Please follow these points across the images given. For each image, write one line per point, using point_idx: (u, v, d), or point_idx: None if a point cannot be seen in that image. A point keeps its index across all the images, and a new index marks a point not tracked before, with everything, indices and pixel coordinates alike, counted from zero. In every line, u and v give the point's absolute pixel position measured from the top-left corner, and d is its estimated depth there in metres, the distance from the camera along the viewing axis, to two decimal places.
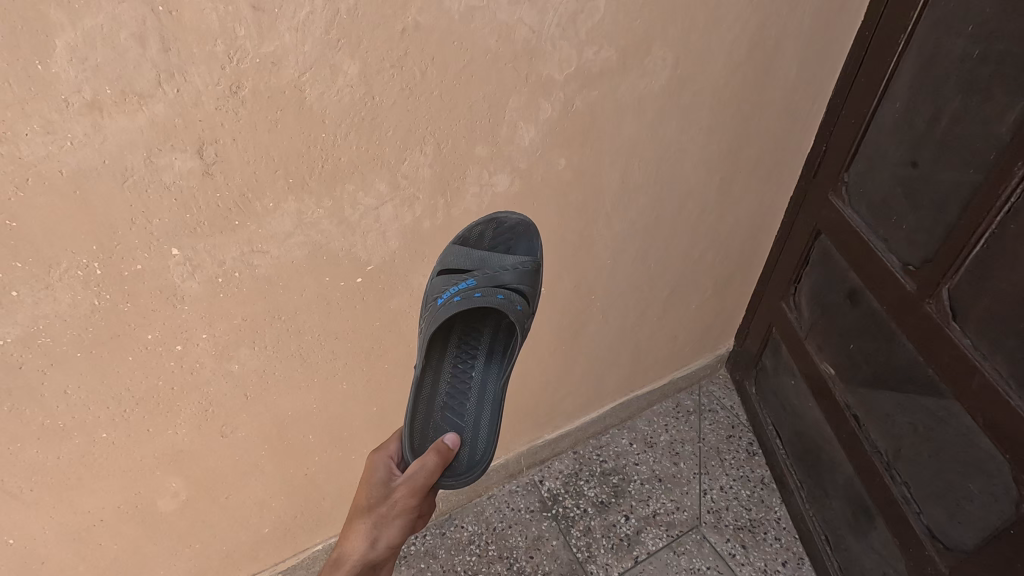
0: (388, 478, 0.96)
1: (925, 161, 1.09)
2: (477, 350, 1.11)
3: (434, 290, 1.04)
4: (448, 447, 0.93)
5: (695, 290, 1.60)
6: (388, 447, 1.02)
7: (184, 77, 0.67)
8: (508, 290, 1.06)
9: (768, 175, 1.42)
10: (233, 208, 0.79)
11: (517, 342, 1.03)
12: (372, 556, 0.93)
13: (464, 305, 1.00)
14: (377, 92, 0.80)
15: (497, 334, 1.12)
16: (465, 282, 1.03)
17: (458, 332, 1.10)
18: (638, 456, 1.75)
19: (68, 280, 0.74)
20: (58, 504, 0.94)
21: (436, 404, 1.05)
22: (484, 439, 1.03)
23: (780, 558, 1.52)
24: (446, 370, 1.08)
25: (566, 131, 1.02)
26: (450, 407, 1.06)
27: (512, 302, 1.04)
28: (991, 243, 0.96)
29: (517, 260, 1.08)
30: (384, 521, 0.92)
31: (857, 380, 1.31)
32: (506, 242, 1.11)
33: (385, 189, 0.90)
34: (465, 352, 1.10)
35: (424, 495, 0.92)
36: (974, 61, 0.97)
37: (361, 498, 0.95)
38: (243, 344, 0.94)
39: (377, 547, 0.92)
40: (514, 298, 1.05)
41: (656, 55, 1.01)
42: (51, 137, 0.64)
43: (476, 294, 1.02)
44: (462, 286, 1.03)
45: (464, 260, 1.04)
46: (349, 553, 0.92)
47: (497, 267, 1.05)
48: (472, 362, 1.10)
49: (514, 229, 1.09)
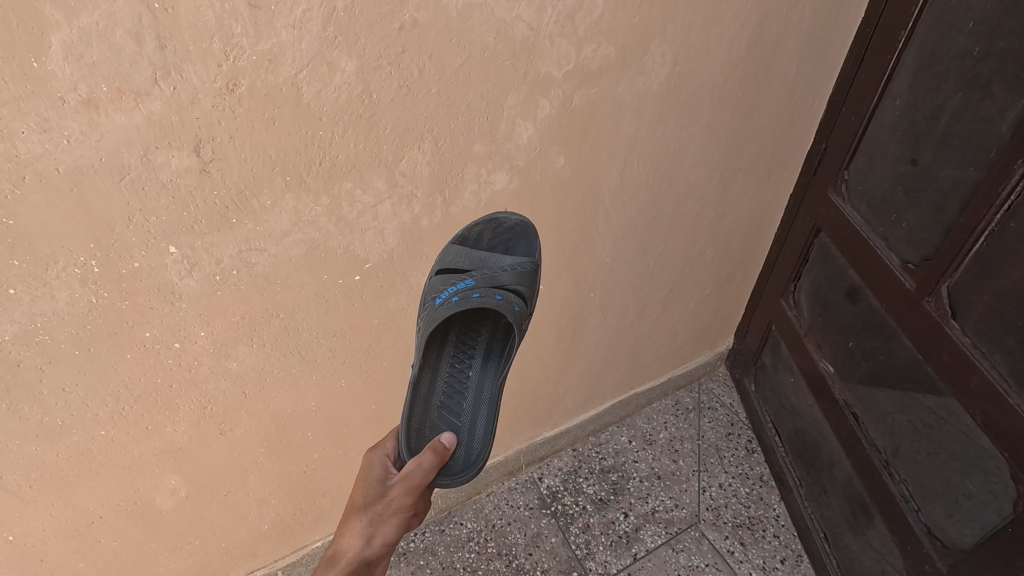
0: (384, 476, 0.95)
1: (925, 159, 1.09)
2: (474, 350, 1.12)
3: (434, 289, 1.03)
4: (444, 446, 0.92)
5: (695, 288, 1.60)
6: (386, 445, 1.02)
7: (180, 74, 0.67)
8: (506, 290, 1.06)
9: (768, 173, 1.42)
10: (230, 206, 0.79)
11: (516, 342, 1.02)
12: (368, 553, 0.92)
13: (462, 305, 1.00)
14: (374, 89, 0.80)
15: (494, 334, 1.12)
16: (464, 281, 1.03)
17: (456, 331, 1.11)
18: (637, 454, 1.75)
19: (65, 278, 0.74)
20: (57, 501, 0.94)
21: (433, 404, 1.05)
22: (480, 441, 1.02)
23: (779, 556, 1.51)
24: (443, 370, 1.08)
25: (564, 128, 1.01)
26: (447, 406, 1.06)
27: (510, 303, 1.04)
28: (991, 241, 0.96)
29: (516, 260, 1.08)
30: (379, 519, 0.91)
31: (856, 378, 1.31)
32: (505, 242, 1.11)
33: (383, 186, 0.90)
34: (462, 352, 1.11)
35: (420, 494, 0.91)
36: (974, 58, 0.97)
37: (357, 495, 0.95)
38: (242, 341, 0.94)
39: (372, 545, 0.92)
40: (512, 299, 1.04)
41: (655, 53, 1.00)
42: (48, 135, 0.64)
43: (474, 294, 1.01)
44: (460, 286, 1.02)
45: (463, 260, 1.04)
46: (344, 551, 0.92)
47: (496, 268, 1.05)
48: (470, 362, 1.10)
49: (513, 230, 1.10)
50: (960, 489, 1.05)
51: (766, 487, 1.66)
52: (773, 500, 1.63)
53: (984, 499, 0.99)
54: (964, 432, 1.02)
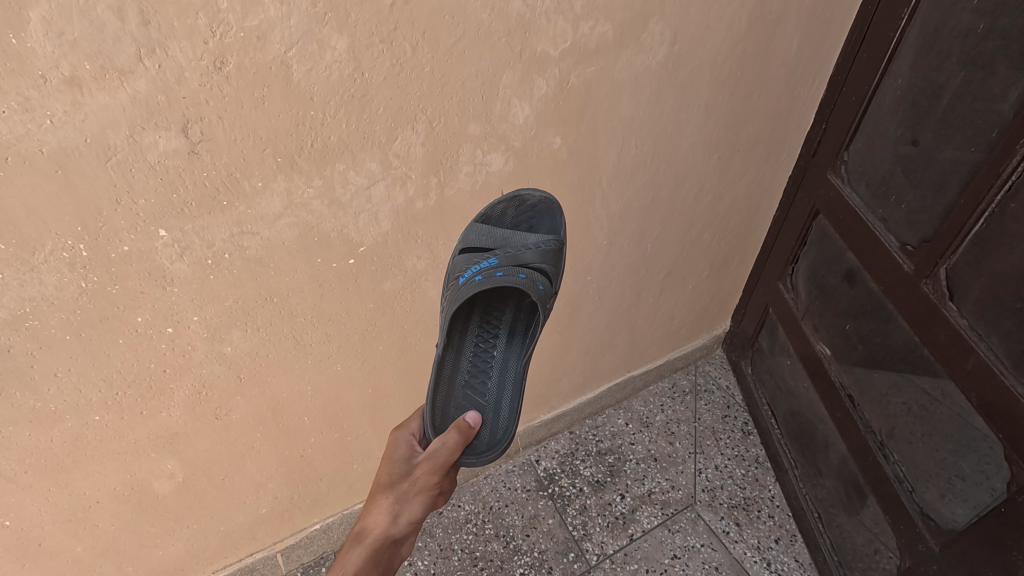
0: (409, 455, 0.96)
1: (926, 140, 1.08)
2: (498, 328, 1.11)
3: (457, 268, 1.03)
4: (468, 425, 0.93)
5: (693, 271, 1.60)
6: (411, 425, 1.03)
7: (166, 52, 0.65)
8: (530, 269, 1.03)
9: (767, 154, 1.41)
10: (221, 188, 0.78)
11: (541, 323, 1.00)
12: (395, 531, 0.92)
13: (486, 284, 0.98)
14: (366, 68, 0.78)
15: (519, 313, 1.11)
16: (487, 261, 1.01)
17: (480, 310, 1.10)
18: (633, 436, 1.76)
19: (53, 262, 0.73)
20: (53, 486, 0.94)
21: (458, 382, 1.05)
22: (506, 415, 1.03)
23: (773, 535, 1.53)
24: (467, 349, 1.08)
25: (561, 108, 1.00)
26: (471, 385, 1.06)
27: (534, 282, 1.01)
28: (991, 222, 0.95)
29: (540, 238, 1.06)
30: (405, 497, 0.92)
31: (853, 360, 1.31)
32: (529, 220, 1.10)
33: (376, 168, 0.88)
34: (486, 330, 1.10)
35: (444, 473, 0.92)
36: (978, 36, 0.95)
37: (383, 474, 0.96)
38: (236, 326, 0.93)
39: (399, 522, 0.92)
40: (536, 277, 1.02)
41: (654, 31, 0.98)
42: (30, 115, 0.63)
43: (498, 273, 0.99)
44: (483, 264, 1.01)
45: (487, 238, 1.04)
46: (372, 527, 0.92)
47: (519, 246, 1.03)
48: (494, 340, 1.10)
49: (536, 208, 1.09)
50: (953, 470, 1.05)
51: (762, 468, 1.67)
52: (768, 481, 1.64)
53: (976, 478, 1.00)
54: (957, 413, 1.03)
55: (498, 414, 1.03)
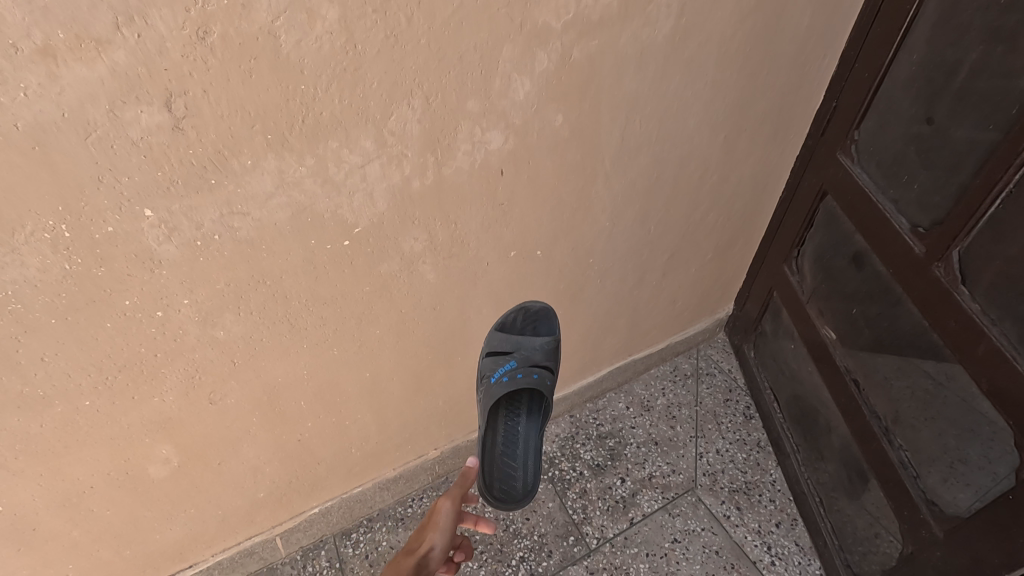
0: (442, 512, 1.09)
1: (941, 118, 1.04)
2: (520, 407, 1.27)
3: (485, 370, 1.23)
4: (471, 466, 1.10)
5: (696, 254, 1.57)
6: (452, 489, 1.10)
7: (144, 21, 0.62)
8: (540, 368, 1.23)
9: (775, 134, 1.37)
10: (208, 166, 0.75)
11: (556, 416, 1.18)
12: (433, 556, 1.03)
13: (512, 384, 1.19)
14: (358, 39, 0.74)
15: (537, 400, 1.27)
16: (509, 362, 1.22)
17: (508, 403, 1.25)
18: (634, 420, 1.75)
19: (35, 243, 0.70)
20: (46, 472, 0.93)
21: (494, 451, 1.20)
22: (534, 474, 1.19)
23: (774, 519, 1.53)
24: (499, 424, 1.23)
25: (563, 84, 0.96)
26: (508, 456, 1.21)
27: (545, 379, 1.22)
28: (1007, 204, 0.92)
29: (543, 340, 1.26)
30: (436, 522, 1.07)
31: (859, 344, 1.29)
32: (532, 325, 1.30)
33: (371, 146, 0.85)
34: (512, 409, 1.25)
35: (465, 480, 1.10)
36: (1000, 7, 0.90)
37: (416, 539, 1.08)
38: (228, 309, 0.91)
39: (433, 553, 1.03)
40: (545, 375, 1.22)
41: (660, 2, 0.94)
42: (2, 88, 0.59)
43: (517, 375, 1.20)
44: (506, 366, 1.21)
45: (505, 344, 1.24)
46: (414, 548, 1.05)
47: (529, 348, 1.24)
48: (519, 417, 1.25)
49: (537, 314, 1.29)
50: (956, 454, 1.05)
51: (763, 452, 1.67)
52: (769, 465, 1.64)
53: (978, 463, 0.99)
54: (959, 398, 1.02)
55: (531, 457, 1.21)
